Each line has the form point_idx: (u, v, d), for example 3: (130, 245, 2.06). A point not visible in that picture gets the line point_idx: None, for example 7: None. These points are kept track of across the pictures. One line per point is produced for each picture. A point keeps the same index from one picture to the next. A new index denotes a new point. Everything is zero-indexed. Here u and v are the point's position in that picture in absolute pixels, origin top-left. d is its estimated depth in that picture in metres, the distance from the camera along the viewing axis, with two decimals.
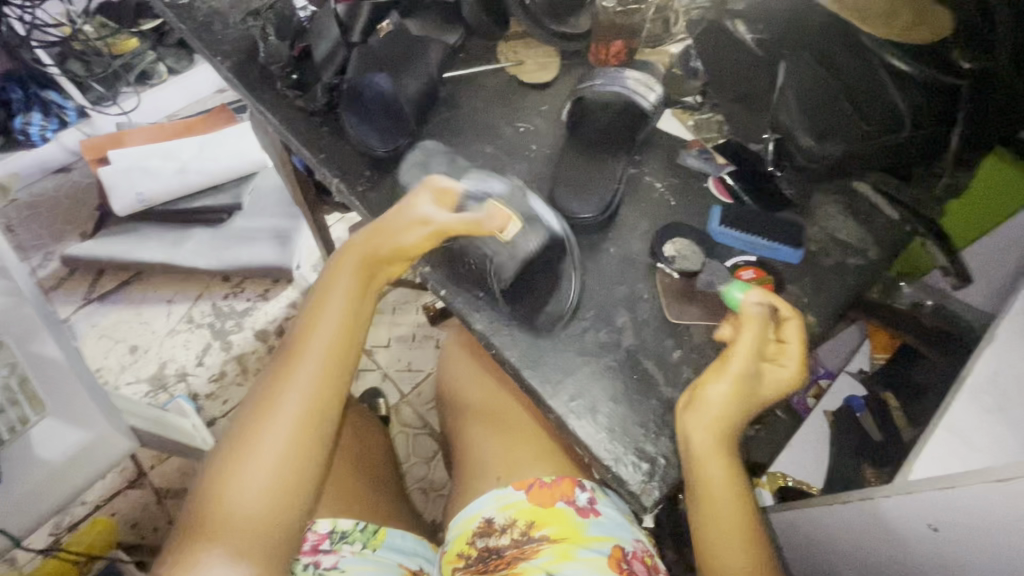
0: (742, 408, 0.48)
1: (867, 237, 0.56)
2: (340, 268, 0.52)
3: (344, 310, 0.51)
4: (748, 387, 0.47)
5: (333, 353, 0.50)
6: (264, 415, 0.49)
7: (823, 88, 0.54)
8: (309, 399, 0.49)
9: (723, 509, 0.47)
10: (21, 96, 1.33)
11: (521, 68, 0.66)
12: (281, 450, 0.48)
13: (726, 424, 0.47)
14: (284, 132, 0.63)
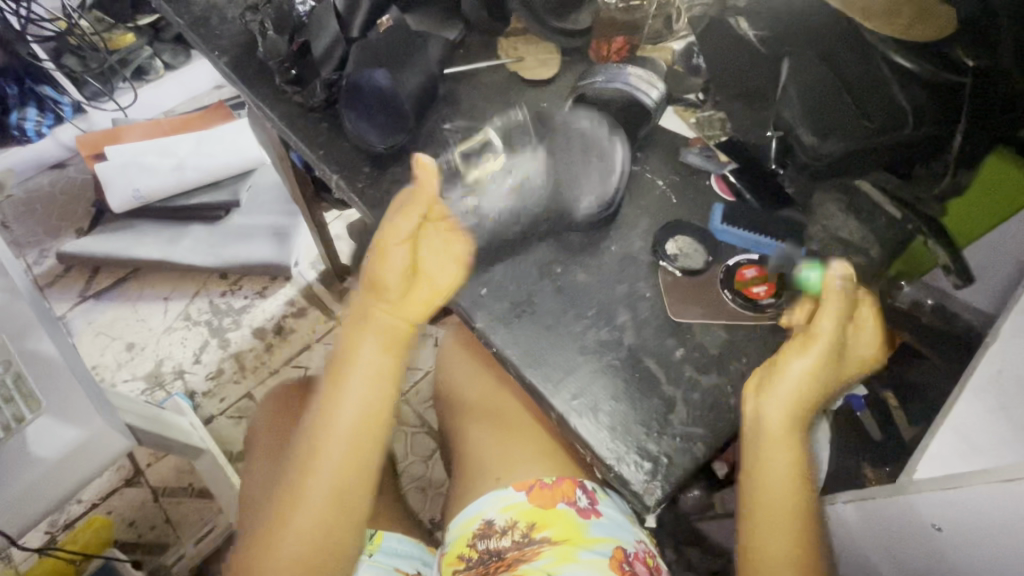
0: (817, 386, 0.49)
1: (870, 236, 0.55)
2: (362, 333, 0.55)
3: (370, 372, 0.54)
4: (825, 366, 0.49)
5: (364, 413, 0.53)
6: (301, 475, 0.52)
7: (825, 85, 0.55)
8: (344, 459, 0.52)
9: (778, 480, 0.49)
10: (16, 91, 1.31)
11: (522, 64, 0.65)
12: (322, 503, 0.51)
13: (802, 398, 0.49)
14: (282, 127, 0.62)
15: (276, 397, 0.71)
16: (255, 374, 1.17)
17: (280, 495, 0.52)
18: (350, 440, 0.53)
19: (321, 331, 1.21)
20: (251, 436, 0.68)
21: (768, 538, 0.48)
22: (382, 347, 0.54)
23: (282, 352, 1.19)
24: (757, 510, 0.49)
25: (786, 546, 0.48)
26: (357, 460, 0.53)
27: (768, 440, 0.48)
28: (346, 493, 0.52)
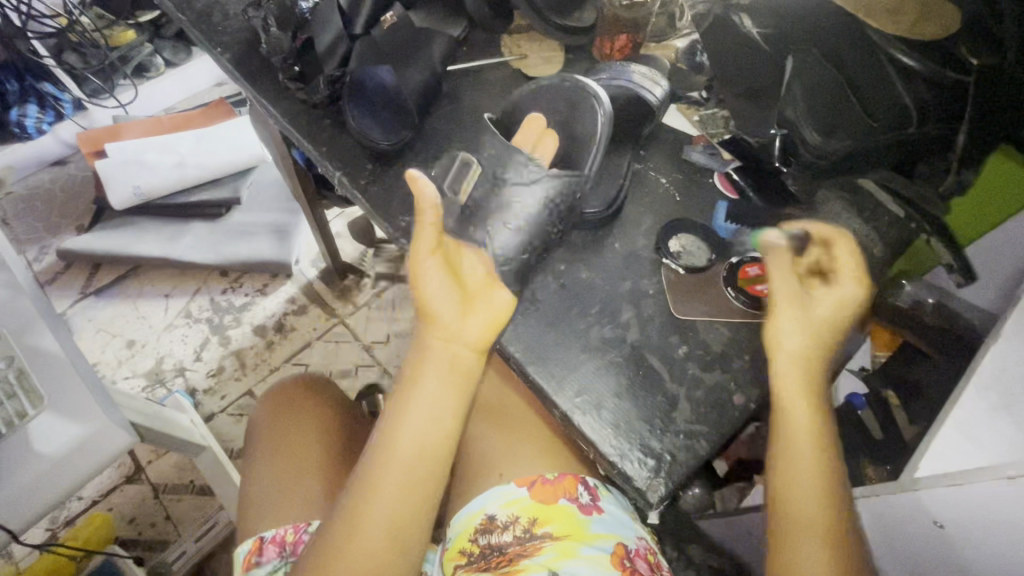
0: (823, 348, 0.47)
1: (873, 235, 0.55)
2: (424, 357, 0.48)
3: (432, 403, 0.47)
4: (817, 322, 0.47)
5: (422, 447, 0.46)
6: (354, 513, 0.45)
7: (832, 83, 0.54)
8: (400, 498, 0.45)
9: (799, 472, 0.45)
10: (16, 87, 1.31)
11: (525, 62, 0.66)
12: (376, 547, 0.44)
13: (805, 360, 0.47)
14: (285, 124, 0.62)
15: (278, 394, 0.71)
16: (256, 371, 1.17)
17: (328, 535, 0.45)
18: (407, 476, 0.46)
19: (322, 329, 1.21)
20: (251, 434, 0.68)
21: (800, 528, 0.44)
22: (446, 375, 0.47)
23: (283, 349, 1.19)
24: (789, 494, 0.45)
25: (818, 532, 0.44)
26: (414, 500, 0.46)
27: (787, 412, 0.46)
28: (402, 539, 0.46)
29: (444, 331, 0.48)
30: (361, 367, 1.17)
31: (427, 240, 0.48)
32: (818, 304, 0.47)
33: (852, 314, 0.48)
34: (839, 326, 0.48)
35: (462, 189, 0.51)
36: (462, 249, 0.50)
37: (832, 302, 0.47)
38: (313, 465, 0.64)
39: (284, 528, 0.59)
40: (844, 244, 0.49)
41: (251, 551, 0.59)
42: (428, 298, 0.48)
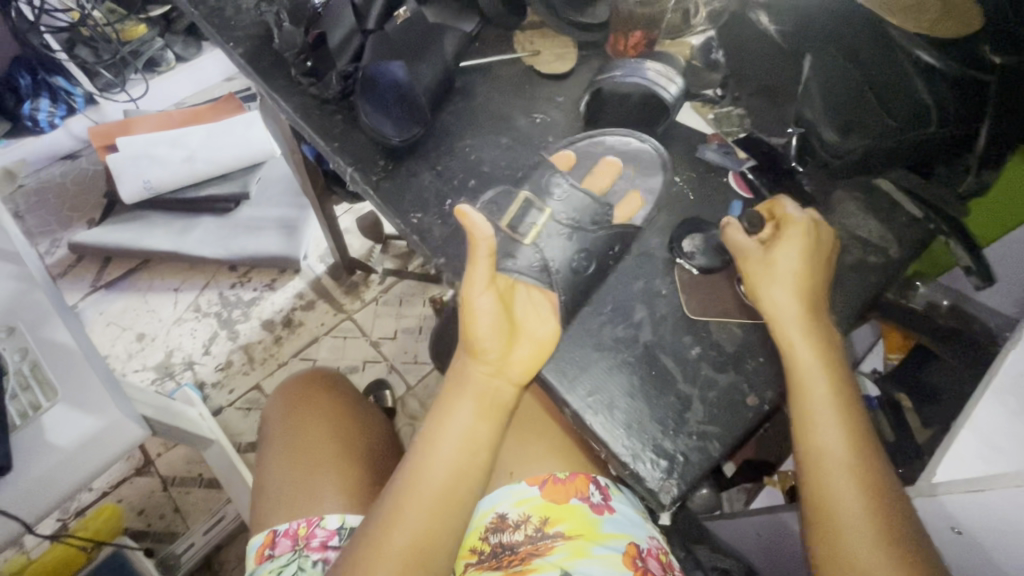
0: (813, 296, 0.49)
1: (888, 234, 0.54)
2: (459, 378, 0.50)
3: (466, 422, 0.48)
4: (793, 270, 0.48)
5: (456, 460, 0.47)
6: (388, 520, 0.45)
7: (852, 83, 0.54)
8: (432, 509, 0.46)
9: (843, 470, 0.44)
10: (29, 82, 1.31)
11: (537, 59, 0.65)
12: (404, 557, 0.44)
13: (801, 308, 0.48)
14: (297, 119, 0.62)
15: (291, 388, 0.71)
16: (264, 366, 1.17)
17: (360, 540, 0.45)
18: (440, 487, 0.46)
19: (330, 324, 1.21)
20: (265, 428, 0.69)
21: (847, 527, 0.43)
22: (482, 402, 0.49)
23: (291, 344, 1.19)
24: (823, 456, 0.45)
25: (860, 488, 0.44)
26: (442, 505, 0.46)
27: (800, 367, 0.47)
28: (433, 538, 0.45)
29: (479, 351, 0.50)
30: (368, 363, 1.18)
31: (481, 275, 0.49)
32: (781, 254, 0.49)
33: (815, 250, 0.49)
34: (812, 266, 0.49)
35: (532, 233, 0.51)
36: (515, 289, 0.51)
37: (793, 248, 0.49)
38: (325, 460, 0.63)
39: (296, 521, 0.60)
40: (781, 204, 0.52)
41: (265, 543, 0.60)
42: (472, 326, 0.49)
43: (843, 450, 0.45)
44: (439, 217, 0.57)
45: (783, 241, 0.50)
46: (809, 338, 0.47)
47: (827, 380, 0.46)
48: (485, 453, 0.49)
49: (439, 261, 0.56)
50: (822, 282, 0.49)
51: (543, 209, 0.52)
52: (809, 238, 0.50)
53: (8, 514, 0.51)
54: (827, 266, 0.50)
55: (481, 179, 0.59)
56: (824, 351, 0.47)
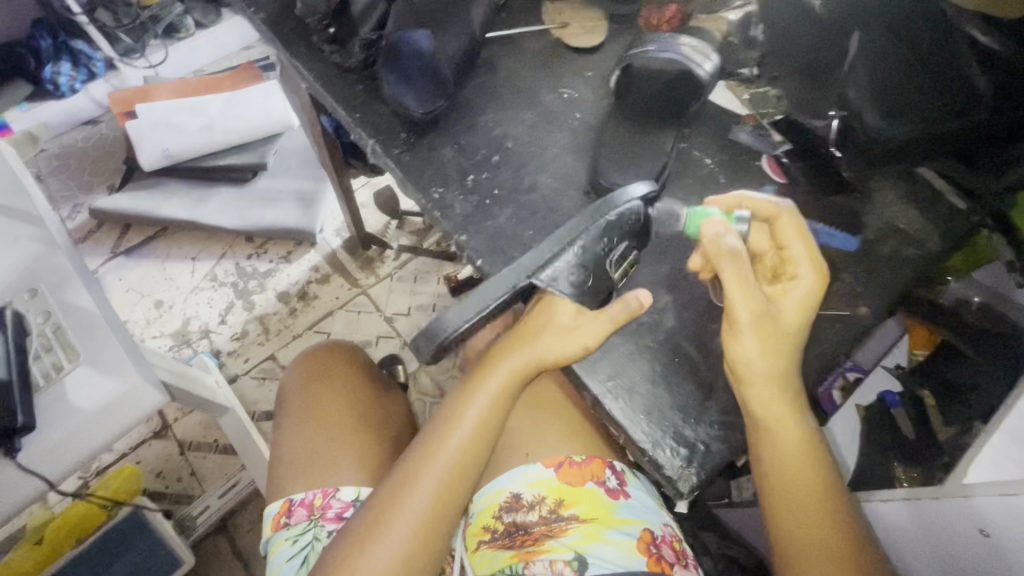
0: (792, 354, 0.45)
1: (929, 225, 0.52)
2: (503, 364, 0.49)
3: (487, 405, 0.48)
4: (782, 335, 0.45)
5: (470, 440, 0.47)
6: (397, 491, 0.46)
7: (898, 59, 0.49)
8: (447, 485, 0.47)
9: (795, 495, 0.45)
10: (49, 45, 1.34)
11: (567, 31, 0.63)
12: (414, 525, 0.45)
13: (772, 376, 0.44)
14: (318, 87, 0.61)
15: (308, 360, 0.71)
16: (279, 337, 1.18)
17: (371, 508, 0.47)
18: (448, 475, 0.47)
19: (344, 298, 1.21)
20: (282, 395, 0.69)
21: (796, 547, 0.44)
22: (506, 387, 0.48)
23: (306, 317, 1.20)
24: (784, 518, 0.45)
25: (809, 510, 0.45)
26: (452, 488, 0.47)
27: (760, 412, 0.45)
28: (441, 521, 0.47)
29: (531, 371, 0.48)
30: (382, 338, 1.18)
31: (597, 327, 0.46)
32: (779, 309, 0.45)
33: (816, 308, 0.46)
34: (803, 328, 0.45)
35: (622, 267, 0.48)
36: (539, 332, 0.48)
37: (797, 305, 0.45)
38: (341, 433, 0.64)
39: (312, 492, 0.60)
40: (787, 221, 0.47)
41: (281, 511, 0.60)
42: (566, 357, 0.46)
43: (808, 516, 0.44)
44: (461, 193, 0.55)
45: (788, 293, 0.46)
46: (778, 399, 0.45)
47: (791, 440, 0.45)
48: (499, 432, 0.49)
49: (460, 237, 0.53)
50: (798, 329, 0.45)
51: (625, 256, 0.49)
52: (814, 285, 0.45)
53: (31, 471, 0.52)
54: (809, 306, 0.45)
55: (506, 156, 0.57)
56: (790, 413, 0.45)
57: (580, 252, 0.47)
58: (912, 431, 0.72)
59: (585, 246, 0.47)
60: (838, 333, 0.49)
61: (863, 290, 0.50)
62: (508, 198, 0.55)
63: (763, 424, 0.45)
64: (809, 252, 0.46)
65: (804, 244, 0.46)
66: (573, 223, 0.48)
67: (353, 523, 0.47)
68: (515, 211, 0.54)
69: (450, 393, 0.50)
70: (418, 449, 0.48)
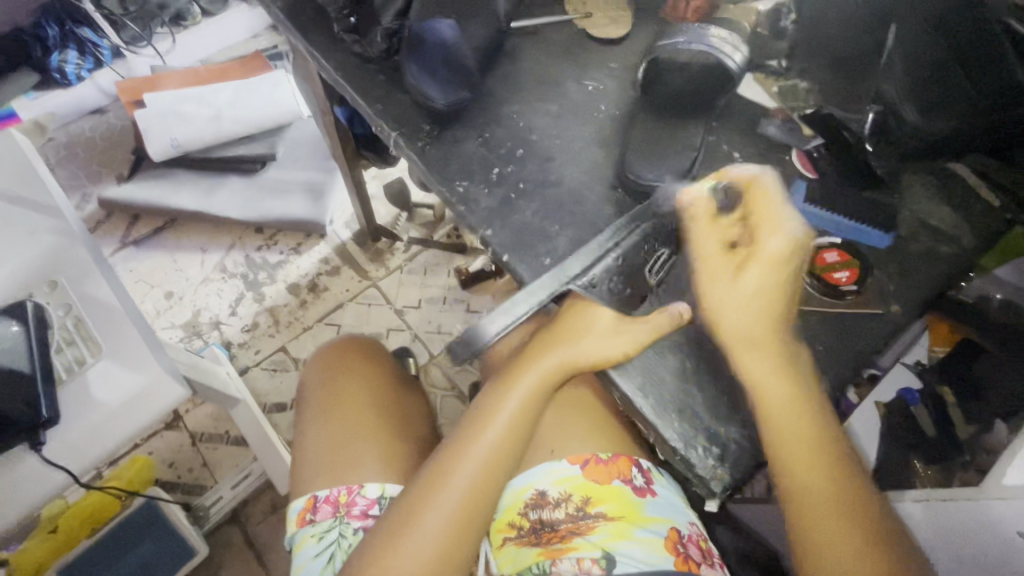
0: (773, 322, 0.44)
1: (961, 223, 0.51)
2: (536, 364, 0.48)
3: (517, 408, 0.47)
4: (745, 303, 0.44)
5: (499, 443, 0.47)
6: (426, 491, 0.46)
7: (938, 52, 0.47)
8: (479, 483, 0.46)
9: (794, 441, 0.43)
10: (56, 33, 1.32)
11: (590, 21, 0.62)
12: (444, 527, 0.45)
13: (734, 344, 0.45)
14: (338, 78, 0.60)
15: (328, 355, 0.71)
16: (290, 329, 1.18)
17: (400, 505, 0.47)
18: (480, 474, 0.46)
19: (354, 290, 1.21)
20: (303, 391, 0.69)
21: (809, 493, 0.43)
22: (539, 389, 0.47)
23: (316, 309, 1.20)
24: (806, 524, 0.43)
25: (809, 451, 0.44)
26: (484, 486, 0.47)
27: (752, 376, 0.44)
28: (474, 518, 0.46)
29: (565, 372, 0.47)
30: (392, 331, 1.17)
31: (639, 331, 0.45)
32: (744, 274, 0.45)
33: (784, 268, 0.45)
34: (779, 291, 0.45)
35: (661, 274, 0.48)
36: (577, 337, 0.46)
37: (758, 272, 0.44)
38: (364, 430, 0.64)
39: (336, 488, 0.60)
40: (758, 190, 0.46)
41: (306, 508, 0.60)
42: (605, 360, 0.45)
43: (830, 521, 0.43)
44: (486, 187, 0.54)
45: (748, 261, 0.45)
46: (784, 384, 0.44)
47: (802, 437, 0.43)
48: (531, 433, 0.48)
49: (486, 232, 0.53)
50: (779, 292, 0.45)
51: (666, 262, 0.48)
52: (781, 256, 0.45)
53: (55, 464, 0.52)
54: (786, 274, 0.45)
55: (530, 149, 0.56)
56: (797, 402, 0.44)
57: (618, 256, 0.48)
58: (934, 429, 0.71)
59: (622, 253, 0.48)
60: (873, 330, 0.48)
61: (896, 288, 0.50)
62: (534, 192, 0.54)
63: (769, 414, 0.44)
64: (773, 217, 0.45)
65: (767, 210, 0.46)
66: (603, 236, 0.49)
67: (384, 519, 0.48)
68: (541, 206, 0.53)
69: (482, 392, 0.50)
70: (449, 447, 0.48)
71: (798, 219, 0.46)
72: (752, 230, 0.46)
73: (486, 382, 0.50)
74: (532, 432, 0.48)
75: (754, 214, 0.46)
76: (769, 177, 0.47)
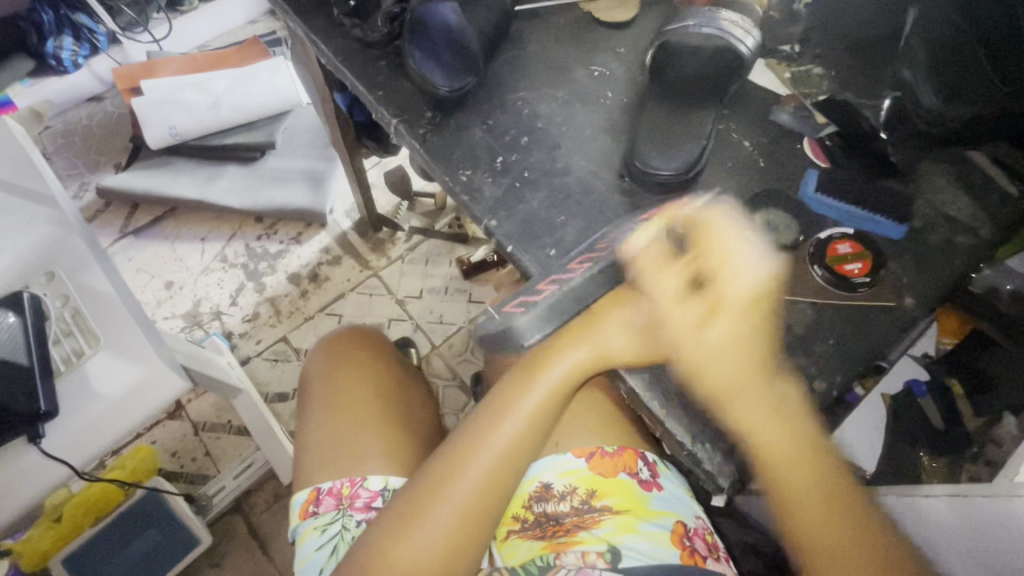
0: (752, 373, 0.42)
1: (979, 213, 0.50)
2: (563, 357, 0.45)
3: (539, 400, 0.46)
4: (716, 359, 0.42)
5: (517, 434, 0.46)
6: (438, 481, 0.46)
7: (958, 38, 0.47)
8: (494, 473, 0.46)
9: (795, 470, 0.41)
10: (52, 18, 1.29)
11: (597, 5, 0.61)
12: (454, 519, 0.45)
13: (717, 396, 0.42)
14: (338, 64, 0.58)
15: (332, 345, 0.70)
16: (291, 319, 1.17)
17: (411, 494, 0.46)
18: (496, 465, 0.46)
19: (355, 280, 1.20)
20: (304, 380, 0.69)
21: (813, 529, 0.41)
22: (562, 385, 0.45)
23: (318, 298, 1.19)
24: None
25: (812, 483, 0.41)
26: (499, 477, 0.46)
27: (740, 422, 0.42)
28: (488, 507, 0.46)
29: (592, 367, 0.45)
30: (394, 321, 1.17)
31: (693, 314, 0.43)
32: (711, 330, 0.42)
33: (746, 318, 0.42)
34: (750, 338, 0.42)
35: None
36: (604, 326, 0.45)
37: (725, 321, 0.42)
38: (370, 423, 0.63)
39: (340, 481, 0.60)
40: (710, 232, 0.43)
41: (309, 500, 0.60)
42: (630, 355, 0.45)
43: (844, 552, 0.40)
44: (490, 175, 0.53)
45: (711, 312, 0.42)
46: (778, 426, 0.42)
47: (806, 474, 0.42)
48: (549, 427, 0.47)
49: (490, 223, 0.51)
50: (763, 348, 0.42)
51: None
52: (748, 307, 0.42)
53: (54, 458, 0.52)
54: (765, 332, 0.43)
55: (536, 137, 0.55)
56: (793, 438, 0.42)
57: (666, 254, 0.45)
58: (941, 421, 0.72)
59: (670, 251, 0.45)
60: (886, 322, 0.47)
61: (910, 280, 0.48)
62: (540, 181, 0.53)
63: (765, 459, 0.42)
64: (725, 257, 0.42)
65: (719, 252, 0.42)
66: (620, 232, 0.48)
67: (394, 505, 0.47)
68: (547, 196, 0.52)
69: (497, 383, 0.48)
70: (464, 435, 0.47)
71: (759, 251, 0.43)
72: (714, 271, 0.42)
73: (501, 374, 0.49)
74: (550, 426, 0.47)
75: (704, 253, 0.43)
76: (719, 216, 0.43)
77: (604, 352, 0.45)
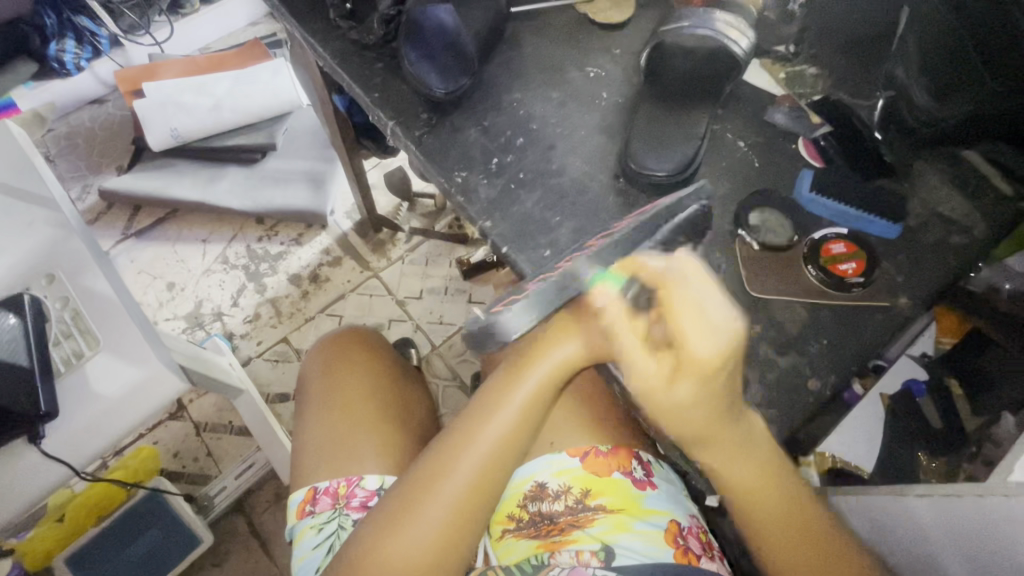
0: (718, 423, 0.42)
1: (974, 213, 0.50)
2: (555, 350, 0.46)
3: (531, 392, 0.46)
4: (685, 412, 0.41)
5: (510, 427, 0.46)
6: (432, 475, 0.46)
7: (948, 40, 0.46)
8: (488, 467, 0.46)
9: (756, 487, 0.44)
10: (54, 21, 1.30)
11: (594, 6, 0.61)
12: (448, 511, 0.45)
13: (687, 444, 0.43)
14: (335, 66, 0.58)
15: (330, 344, 0.71)
16: (292, 320, 1.18)
17: (405, 487, 0.47)
18: (489, 459, 0.46)
19: (355, 281, 1.20)
20: (303, 381, 0.69)
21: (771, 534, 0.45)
22: (553, 378, 0.46)
23: (318, 299, 1.19)
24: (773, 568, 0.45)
25: (770, 496, 0.44)
26: (492, 470, 0.46)
27: (707, 464, 0.44)
28: (482, 501, 0.46)
29: (583, 360, 0.46)
30: (395, 321, 1.17)
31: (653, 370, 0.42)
32: (675, 397, 0.41)
33: (716, 376, 0.40)
34: (716, 394, 0.40)
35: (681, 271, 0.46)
36: (594, 320, 0.45)
37: (690, 384, 0.40)
38: (368, 421, 0.63)
39: (336, 480, 0.60)
40: (674, 292, 0.41)
41: (306, 500, 0.60)
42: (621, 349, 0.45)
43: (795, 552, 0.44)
44: (485, 176, 0.53)
45: (677, 373, 0.41)
46: (746, 464, 0.43)
47: (766, 490, 0.44)
48: (541, 420, 0.48)
49: (485, 224, 0.52)
50: (726, 405, 0.41)
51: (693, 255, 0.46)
52: (710, 370, 0.40)
53: (56, 459, 0.52)
54: (731, 390, 0.41)
55: (531, 138, 0.55)
56: (757, 463, 0.44)
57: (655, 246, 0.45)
58: (939, 421, 0.71)
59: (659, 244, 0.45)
60: (878, 322, 0.47)
61: (904, 280, 0.48)
62: (534, 182, 0.53)
63: (734, 492, 0.44)
64: (693, 317, 0.40)
65: (683, 313, 0.40)
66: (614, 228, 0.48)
67: (387, 500, 0.47)
68: (543, 196, 0.52)
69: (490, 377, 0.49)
70: (457, 429, 0.47)
71: (726, 309, 0.40)
72: (674, 335, 0.41)
73: (493, 370, 0.49)
74: (544, 419, 0.48)
75: (667, 313, 0.41)
76: (679, 272, 0.41)
77: (595, 346, 0.45)
